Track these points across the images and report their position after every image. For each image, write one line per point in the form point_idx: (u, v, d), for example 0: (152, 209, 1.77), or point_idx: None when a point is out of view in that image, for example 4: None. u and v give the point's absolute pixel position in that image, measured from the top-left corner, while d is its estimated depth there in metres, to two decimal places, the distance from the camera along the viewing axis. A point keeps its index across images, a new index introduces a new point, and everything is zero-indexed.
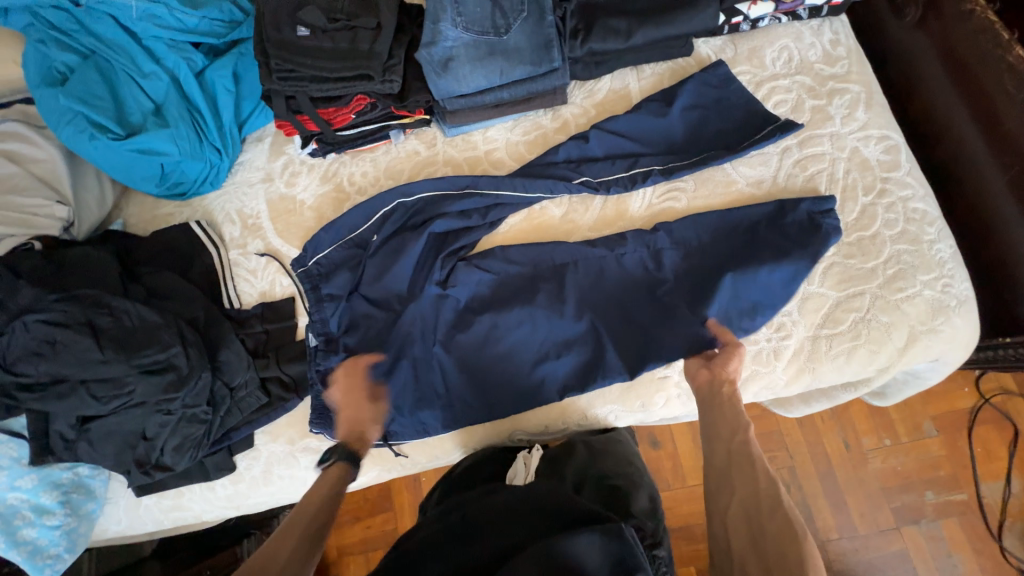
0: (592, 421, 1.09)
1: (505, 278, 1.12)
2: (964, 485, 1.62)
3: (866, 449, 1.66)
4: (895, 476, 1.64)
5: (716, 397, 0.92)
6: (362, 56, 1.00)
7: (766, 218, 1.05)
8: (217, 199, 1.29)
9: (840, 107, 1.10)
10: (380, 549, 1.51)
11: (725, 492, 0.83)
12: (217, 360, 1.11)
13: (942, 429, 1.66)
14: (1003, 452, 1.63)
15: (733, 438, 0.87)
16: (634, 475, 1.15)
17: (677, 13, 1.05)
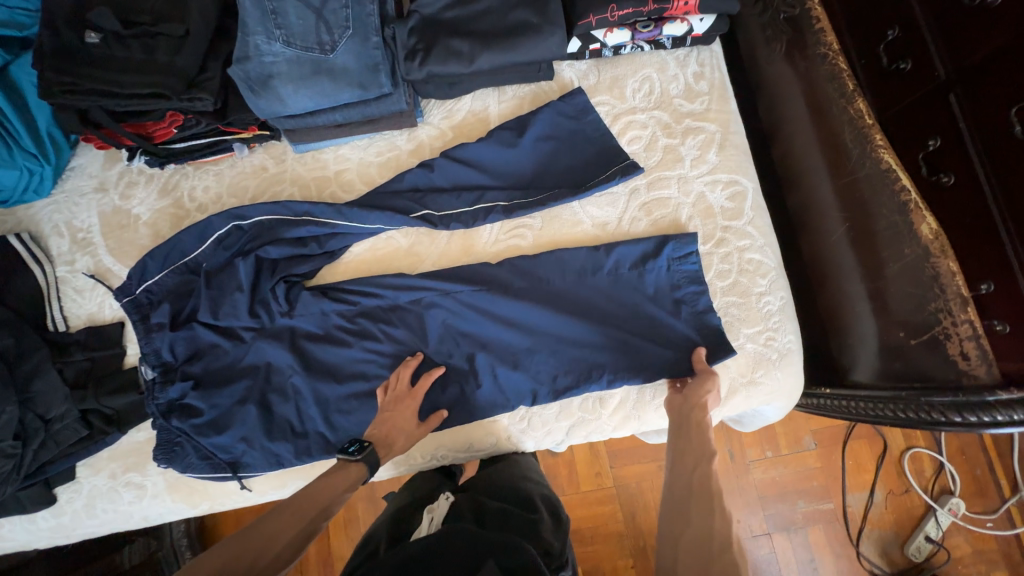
0: (444, 453, 1.04)
1: (365, 308, 1.04)
2: (833, 495, 1.59)
3: (749, 460, 1.60)
4: (774, 486, 1.59)
5: (687, 421, 0.86)
6: (160, 70, 0.90)
7: (609, 268, 1.01)
8: (45, 208, 1.18)
9: (692, 147, 1.06)
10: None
11: (676, 530, 0.72)
12: (29, 390, 1.04)
13: (822, 443, 1.62)
14: (872, 465, 1.61)
15: (698, 465, 0.78)
16: (528, 489, 1.01)
17: (521, 38, 0.97)
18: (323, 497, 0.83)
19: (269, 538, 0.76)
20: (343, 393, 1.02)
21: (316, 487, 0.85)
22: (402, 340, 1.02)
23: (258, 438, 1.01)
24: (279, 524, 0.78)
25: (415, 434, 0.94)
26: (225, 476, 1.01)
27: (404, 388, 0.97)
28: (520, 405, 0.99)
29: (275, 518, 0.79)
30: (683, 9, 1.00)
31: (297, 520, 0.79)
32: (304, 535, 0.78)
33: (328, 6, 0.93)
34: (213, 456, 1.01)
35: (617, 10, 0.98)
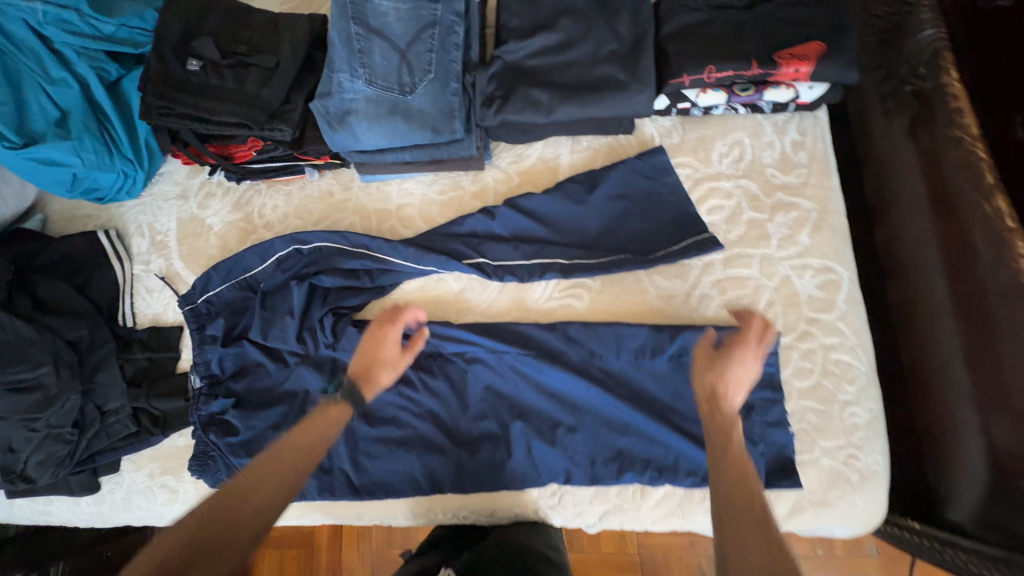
0: (465, 511, 0.98)
1: None
2: None
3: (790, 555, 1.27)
4: None
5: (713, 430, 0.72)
6: (247, 100, 0.93)
7: (670, 352, 0.92)
8: (133, 209, 1.26)
9: (781, 225, 0.96)
10: (294, 549, 1.37)
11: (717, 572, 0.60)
12: (92, 382, 1.10)
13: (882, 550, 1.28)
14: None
15: (736, 485, 0.63)
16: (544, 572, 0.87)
17: (605, 93, 0.91)
18: (306, 440, 0.77)
19: (258, 492, 0.69)
20: (374, 435, 0.99)
21: (300, 431, 0.78)
22: (439, 390, 0.99)
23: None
24: (263, 475, 0.71)
25: (397, 361, 0.91)
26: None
27: (382, 322, 0.93)
28: (550, 482, 0.93)
29: (257, 464, 0.73)
30: (793, 76, 0.90)
31: (284, 464, 0.74)
32: (295, 481, 0.72)
33: (413, 49, 0.92)
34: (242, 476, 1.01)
35: (716, 72, 0.91)
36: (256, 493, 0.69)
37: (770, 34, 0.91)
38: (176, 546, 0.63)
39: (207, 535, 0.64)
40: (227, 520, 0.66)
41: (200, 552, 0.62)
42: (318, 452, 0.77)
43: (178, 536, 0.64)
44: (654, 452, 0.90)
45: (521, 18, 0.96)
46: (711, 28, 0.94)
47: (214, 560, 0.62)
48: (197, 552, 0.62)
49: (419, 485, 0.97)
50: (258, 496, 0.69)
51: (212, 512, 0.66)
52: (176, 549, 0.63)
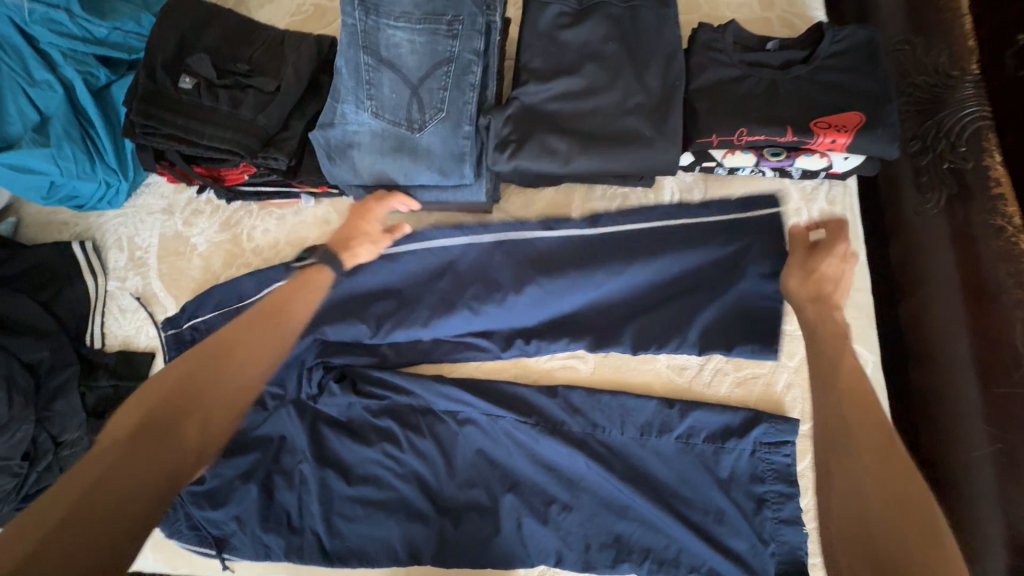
0: None
1: (395, 403, 0.95)
2: None
3: None
4: None
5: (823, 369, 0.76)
6: (241, 125, 0.86)
7: (679, 432, 0.86)
8: (114, 219, 1.18)
9: None
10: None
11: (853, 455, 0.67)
12: (49, 409, 1.01)
13: None
14: None
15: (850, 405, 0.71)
16: None
17: (627, 146, 0.85)
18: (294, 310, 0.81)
19: (238, 357, 0.74)
20: (352, 495, 0.92)
21: (289, 290, 0.82)
22: (425, 450, 0.92)
23: (255, 519, 0.92)
24: (241, 333, 0.76)
25: (378, 237, 0.89)
26: (209, 554, 0.92)
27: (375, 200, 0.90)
28: (540, 563, 0.85)
29: (237, 331, 0.77)
30: (829, 146, 0.84)
31: (264, 327, 0.78)
32: (275, 351, 0.78)
33: (426, 84, 0.85)
34: (203, 528, 0.93)
35: (747, 135, 0.85)
36: (234, 363, 0.73)
37: (806, 99, 0.86)
38: (151, 413, 0.68)
39: (184, 401, 0.69)
40: (207, 382, 0.71)
41: (186, 412, 0.69)
42: (303, 311, 0.82)
43: (161, 393, 0.69)
44: (655, 541, 0.83)
45: (542, 60, 0.89)
46: (744, 87, 0.88)
47: (204, 417, 0.70)
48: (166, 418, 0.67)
49: (397, 555, 0.89)
50: (240, 360, 0.74)
51: (193, 369, 0.71)
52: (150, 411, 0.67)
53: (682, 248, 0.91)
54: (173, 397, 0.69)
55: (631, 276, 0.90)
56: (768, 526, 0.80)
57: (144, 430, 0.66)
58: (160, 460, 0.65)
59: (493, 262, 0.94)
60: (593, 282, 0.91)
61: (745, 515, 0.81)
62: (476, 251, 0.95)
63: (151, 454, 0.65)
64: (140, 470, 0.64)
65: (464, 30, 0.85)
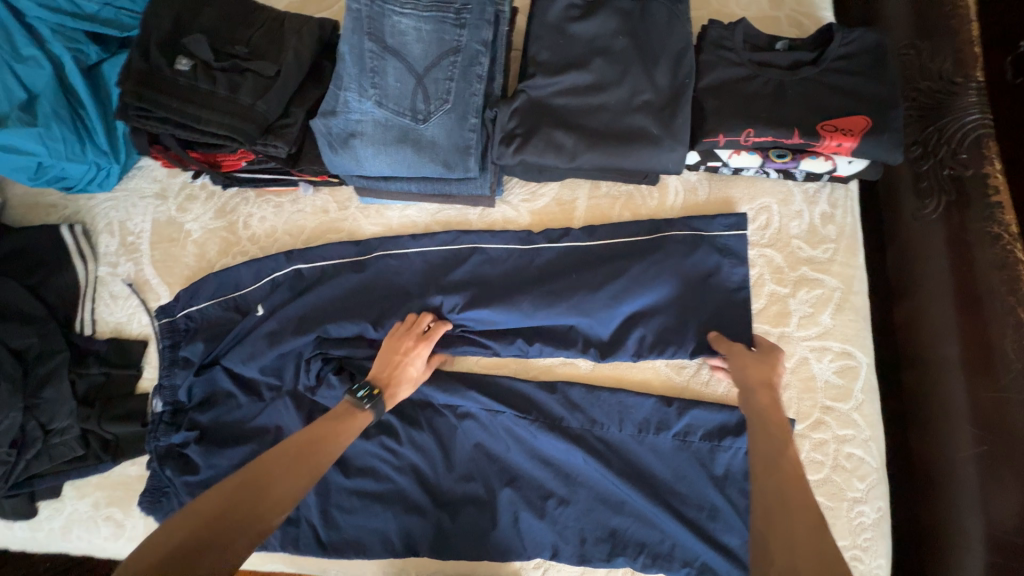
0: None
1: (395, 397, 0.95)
2: None
3: None
4: None
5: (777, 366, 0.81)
6: (240, 111, 0.83)
7: (677, 429, 0.88)
8: (104, 203, 1.16)
9: (803, 302, 0.90)
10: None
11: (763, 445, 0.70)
12: (37, 397, 0.99)
13: None
14: None
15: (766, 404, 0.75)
16: None
17: (634, 144, 0.84)
18: (320, 449, 0.76)
19: (267, 490, 0.69)
20: (350, 487, 0.92)
21: (317, 429, 0.78)
22: (423, 444, 0.92)
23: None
24: (277, 471, 0.71)
25: (418, 379, 0.89)
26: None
27: (411, 336, 0.90)
28: (536, 556, 0.87)
29: (275, 456, 0.73)
30: (834, 149, 0.84)
31: (303, 461, 0.74)
32: (308, 483, 0.72)
33: (432, 74, 0.84)
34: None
35: (754, 135, 0.85)
36: (277, 483, 0.70)
37: (813, 101, 0.86)
38: (218, 516, 0.64)
39: (237, 515, 0.65)
40: (253, 500, 0.67)
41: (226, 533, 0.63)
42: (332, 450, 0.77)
43: (210, 510, 0.64)
44: (650, 536, 0.85)
45: (551, 53, 0.88)
46: (752, 87, 0.88)
47: (236, 543, 0.63)
48: (217, 535, 0.62)
49: (394, 548, 0.89)
50: (278, 485, 0.70)
51: (231, 496, 0.66)
52: (208, 520, 0.63)
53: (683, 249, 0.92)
54: (219, 516, 0.64)
55: (636, 288, 0.91)
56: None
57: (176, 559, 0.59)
58: (225, 538, 0.63)
59: (497, 270, 0.97)
60: (598, 288, 0.92)
61: (739, 511, 0.84)
62: (479, 260, 0.98)
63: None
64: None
65: (472, 19, 0.83)
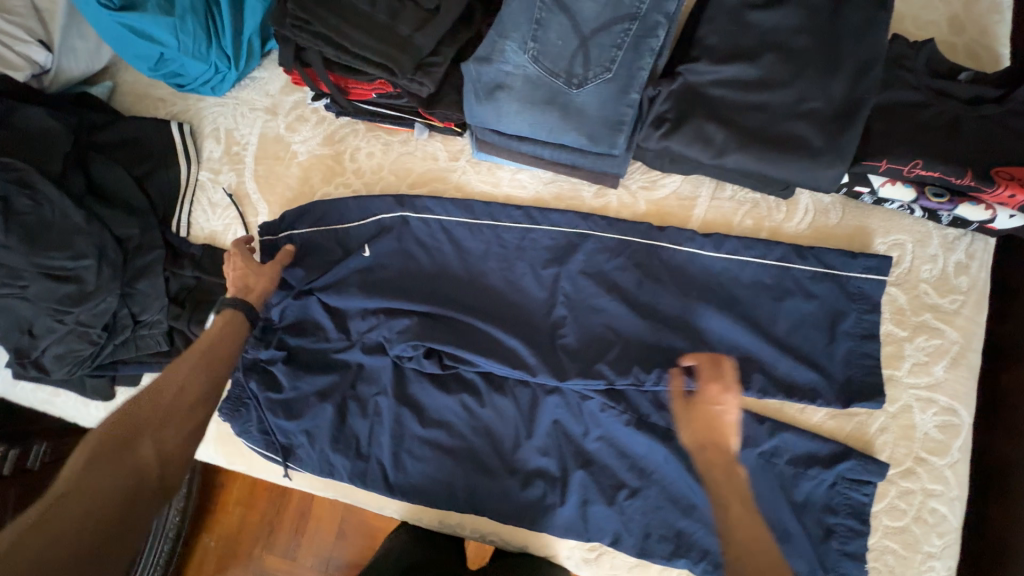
0: (488, 535, 0.93)
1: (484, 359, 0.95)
2: None
3: None
4: None
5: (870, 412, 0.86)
6: (394, 40, 0.80)
7: (762, 448, 0.87)
8: (213, 107, 1.14)
9: (919, 349, 0.87)
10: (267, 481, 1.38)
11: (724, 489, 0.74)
12: (132, 286, 1.00)
13: None
14: None
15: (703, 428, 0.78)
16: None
17: (792, 153, 0.80)
18: (210, 361, 0.83)
19: (174, 414, 0.76)
20: (423, 437, 0.93)
21: (195, 346, 0.84)
22: (503, 409, 0.93)
23: (326, 439, 0.93)
24: (183, 391, 0.78)
25: (272, 282, 0.97)
26: (274, 460, 0.95)
27: (242, 256, 0.96)
28: (594, 540, 0.88)
29: (175, 374, 0.80)
30: (1001, 199, 0.80)
31: (202, 376, 0.81)
32: (197, 386, 0.80)
33: (598, 38, 0.79)
34: (271, 435, 0.95)
35: (921, 167, 0.80)
36: (180, 400, 0.77)
37: (986, 144, 0.81)
38: (127, 431, 0.71)
39: (137, 417, 0.73)
40: (148, 408, 0.74)
41: (144, 429, 0.72)
42: (224, 350, 0.86)
43: (107, 427, 0.71)
44: (715, 545, 0.85)
45: (722, 38, 0.83)
46: (924, 115, 0.83)
47: (159, 434, 0.73)
48: (137, 431, 0.71)
49: (457, 502, 0.91)
50: (171, 394, 0.77)
51: (131, 422, 0.72)
52: (109, 429, 0.71)
53: (804, 271, 0.91)
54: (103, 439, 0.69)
55: (743, 308, 0.92)
56: (830, 555, 0.82)
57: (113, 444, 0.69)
58: (142, 450, 0.70)
59: (608, 263, 0.96)
60: (705, 299, 0.92)
61: (810, 540, 0.83)
62: (594, 247, 0.96)
63: (112, 468, 0.67)
64: (108, 474, 0.66)
65: None
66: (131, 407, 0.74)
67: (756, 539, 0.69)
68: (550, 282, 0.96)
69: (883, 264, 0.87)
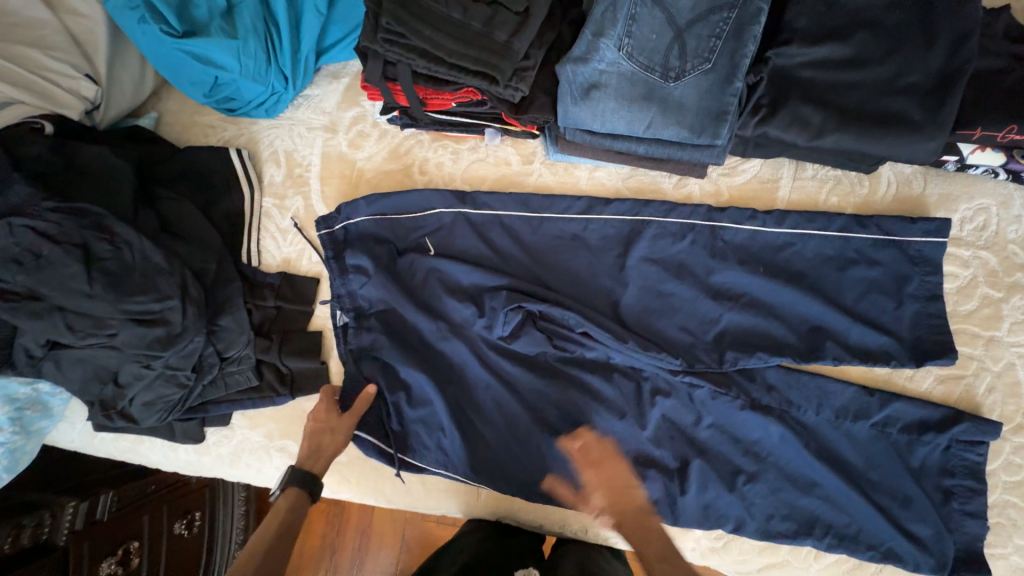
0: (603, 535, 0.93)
1: (588, 360, 0.95)
2: None
3: None
4: None
5: (973, 372, 0.89)
6: (491, 47, 0.80)
7: (876, 419, 0.89)
8: (267, 129, 1.10)
9: (1015, 308, 0.90)
10: (324, 502, 1.35)
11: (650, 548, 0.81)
12: (215, 323, 0.97)
13: None
14: None
15: (607, 492, 0.87)
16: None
17: (891, 129, 0.81)
18: (285, 541, 0.80)
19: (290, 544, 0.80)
20: (538, 443, 0.93)
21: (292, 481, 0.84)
22: (615, 408, 0.92)
23: (443, 435, 0.93)
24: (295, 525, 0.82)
25: (341, 439, 0.91)
26: (385, 453, 0.93)
27: (326, 406, 0.94)
28: (721, 527, 0.88)
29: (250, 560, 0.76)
30: None
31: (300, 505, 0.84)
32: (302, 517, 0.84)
33: (694, 29, 0.79)
34: (382, 423, 0.94)
35: (1016, 133, 0.83)
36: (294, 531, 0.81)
37: None
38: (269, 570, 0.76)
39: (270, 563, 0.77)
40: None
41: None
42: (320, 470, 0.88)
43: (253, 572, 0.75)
44: (838, 518, 0.86)
45: (810, 20, 0.83)
46: (1008, 80, 0.84)
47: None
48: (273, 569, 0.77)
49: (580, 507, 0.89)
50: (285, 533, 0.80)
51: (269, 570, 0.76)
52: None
53: (900, 244, 0.91)
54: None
55: (842, 285, 0.92)
56: (952, 516, 0.85)
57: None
58: None
59: (692, 251, 0.95)
60: (802, 280, 0.93)
61: (933, 502, 0.86)
62: (687, 238, 0.96)
63: None
64: None
65: None
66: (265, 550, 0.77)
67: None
68: (644, 277, 0.95)
69: (943, 226, 0.89)
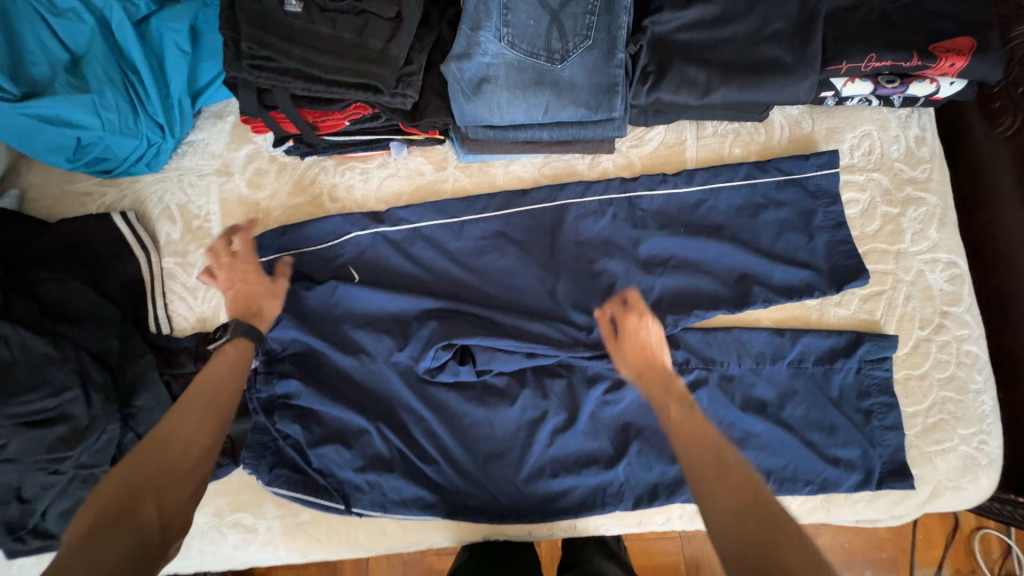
0: (600, 521, 0.90)
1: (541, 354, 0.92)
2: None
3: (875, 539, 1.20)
4: (909, 566, 1.19)
5: (890, 286, 0.95)
6: (369, 58, 0.77)
7: (817, 349, 0.93)
8: (153, 185, 1.00)
9: (912, 220, 0.97)
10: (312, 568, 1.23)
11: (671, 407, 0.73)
12: (130, 405, 0.87)
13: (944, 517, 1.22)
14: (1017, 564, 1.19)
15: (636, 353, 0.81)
16: None
17: (768, 75, 0.85)
18: (179, 460, 0.68)
19: (179, 458, 0.68)
20: (507, 448, 0.89)
21: (210, 377, 0.77)
22: (575, 396, 0.91)
23: (389, 485, 0.87)
24: (186, 438, 0.70)
25: (273, 285, 0.90)
26: (335, 509, 0.87)
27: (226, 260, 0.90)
28: None
29: (182, 418, 0.72)
30: (945, 70, 0.89)
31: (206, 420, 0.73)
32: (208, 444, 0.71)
33: (568, 9, 0.80)
34: (325, 474, 0.88)
35: (876, 60, 0.89)
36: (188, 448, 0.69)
37: (919, 26, 0.90)
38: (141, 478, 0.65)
39: (146, 473, 0.65)
40: (158, 462, 0.67)
41: (147, 487, 0.64)
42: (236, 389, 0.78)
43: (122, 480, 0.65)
44: (804, 451, 0.89)
45: None
46: (858, 15, 0.91)
47: (163, 492, 0.65)
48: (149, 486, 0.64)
49: (563, 511, 0.88)
50: (176, 448, 0.69)
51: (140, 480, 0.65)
52: (126, 484, 0.64)
53: (803, 181, 0.96)
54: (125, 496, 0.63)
55: (761, 230, 0.96)
56: (875, 433, 0.89)
57: (110, 519, 0.61)
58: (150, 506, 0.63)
59: (617, 225, 0.96)
60: (724, 232, 0.96)
61: (885, 416, 0.89)
62: (611, 214, 0.96)
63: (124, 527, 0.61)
64: (112, 541, 0.59)
65: None
66: (148, 454, 0.67)
67: (701, 436, 0.68)
68: (577, 260, 0.95)
69: (833, 157, 0.95)
